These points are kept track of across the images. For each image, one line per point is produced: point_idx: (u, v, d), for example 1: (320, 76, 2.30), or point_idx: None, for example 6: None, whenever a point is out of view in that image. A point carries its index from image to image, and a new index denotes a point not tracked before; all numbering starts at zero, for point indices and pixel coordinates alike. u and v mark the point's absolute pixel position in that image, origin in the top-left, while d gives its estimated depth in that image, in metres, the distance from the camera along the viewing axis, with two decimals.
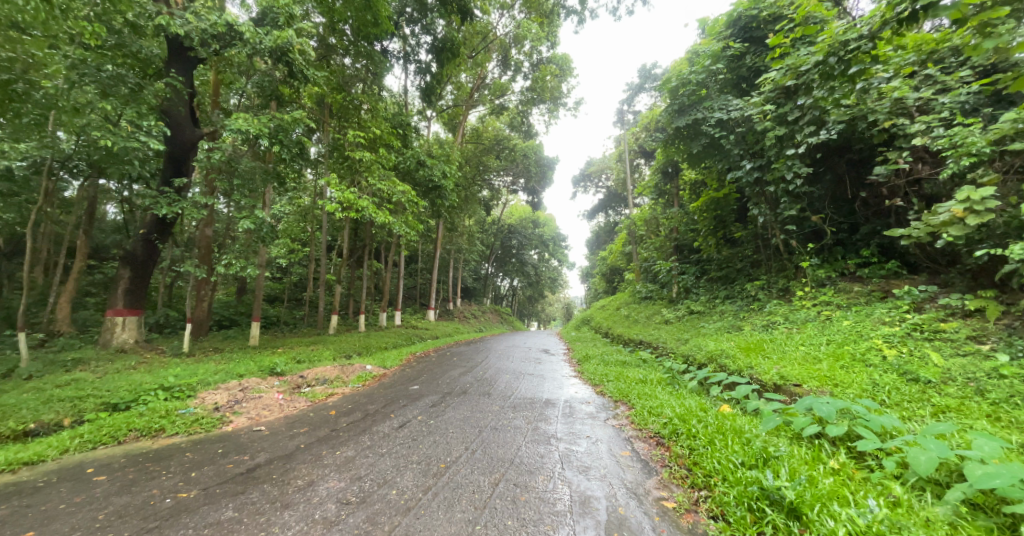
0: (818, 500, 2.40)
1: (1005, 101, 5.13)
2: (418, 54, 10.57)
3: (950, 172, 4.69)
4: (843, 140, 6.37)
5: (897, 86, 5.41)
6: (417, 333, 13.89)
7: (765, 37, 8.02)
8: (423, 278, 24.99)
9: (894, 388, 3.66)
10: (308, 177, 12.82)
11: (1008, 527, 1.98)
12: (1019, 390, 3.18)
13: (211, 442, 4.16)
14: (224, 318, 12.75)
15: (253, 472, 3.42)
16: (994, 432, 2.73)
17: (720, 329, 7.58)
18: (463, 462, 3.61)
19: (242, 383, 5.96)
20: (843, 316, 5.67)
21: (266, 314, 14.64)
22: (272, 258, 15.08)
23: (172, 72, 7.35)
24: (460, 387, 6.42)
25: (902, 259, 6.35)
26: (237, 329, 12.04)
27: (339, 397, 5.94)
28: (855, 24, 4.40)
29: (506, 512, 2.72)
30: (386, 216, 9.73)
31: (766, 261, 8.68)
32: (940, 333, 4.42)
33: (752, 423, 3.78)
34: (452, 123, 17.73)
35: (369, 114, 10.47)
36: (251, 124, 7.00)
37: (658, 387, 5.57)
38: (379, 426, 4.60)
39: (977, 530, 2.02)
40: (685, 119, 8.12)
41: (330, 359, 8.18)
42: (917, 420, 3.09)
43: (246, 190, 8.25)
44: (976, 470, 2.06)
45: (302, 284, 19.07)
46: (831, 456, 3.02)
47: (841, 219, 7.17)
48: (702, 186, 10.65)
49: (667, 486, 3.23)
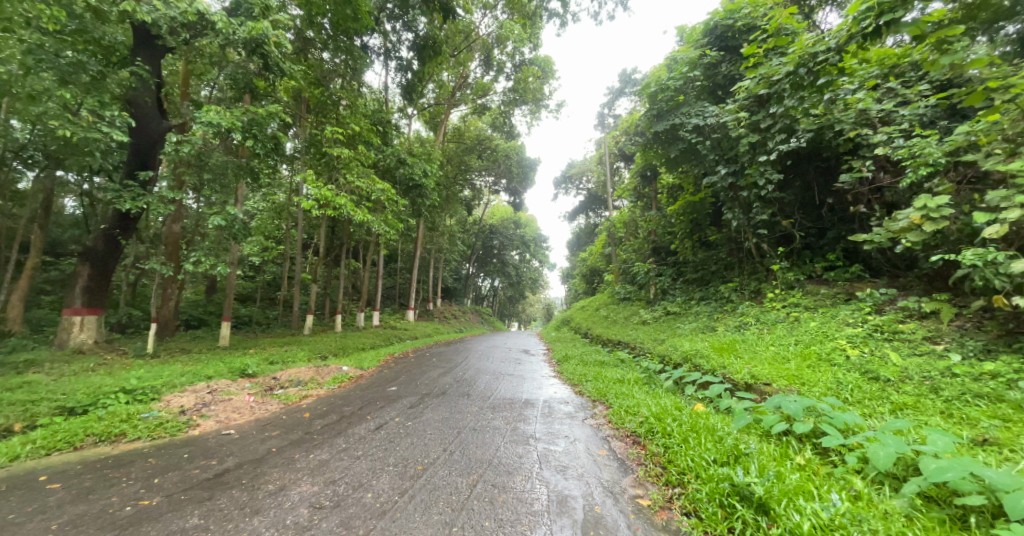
0: (785, 494, 2.49)
1: (958, 115, 5.42)
2: (400, 51, 10.19)
3: (909, 180, 4.95)
4: (813, 147, 6.61)
5: (862, 97, 5.65)
6: (395, 334, 13.71)
7: (740, 46, 8.17)
8: (402, 278, 24.75)
9: (857, 387, 3.83)
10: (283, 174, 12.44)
11: (959, 519, 2.11)
12: (970, 387, 3.37)
13: (175, 447, 3.99)
14: (192, 318, 12.27)
15: (221, 478, 3.31)
16: (946, 428, 2.90)
17: (695, 329, 7.78)
18: (441, 463, 3.59)
19: (210, 385, 5.73)
20: (810, 318, 5.89)
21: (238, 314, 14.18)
22: (245, 256, 14.66)
23: (137, 59, 6.99)
24: (440, 387, 6.41)
25: (865, 263, 6.66)
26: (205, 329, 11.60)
27: (313, 398, 5.81)
28: (824, 37, 4.56)
29: (483, 513, 2.72)
30: (365, 214, 9.52)
31: (739, 264, 8.94)
32: (899, 334, 4.64)
33: (724, 421, 3.90)
34: (435, 121, 17.58)
35: (347, 110, 10.20)
36: (223, 117, 6.72)
37: (635, 387, 5.63)
38: (356, 428, 4.51)
39: (932, 521, 2.14)
40: (664, 124, 8.23)
41: (305, 360, 7.99)
42: (877, 416, 3.26)
43: (216, 186, 7.94)
44: (930, 464, 2.18)
45: (275, 283, 18.50)
46: (797, 452, 3.15)
47: (810, 224, 7.48)
48: (679, 190, 10.88)
49: (642, 484, 3.28)
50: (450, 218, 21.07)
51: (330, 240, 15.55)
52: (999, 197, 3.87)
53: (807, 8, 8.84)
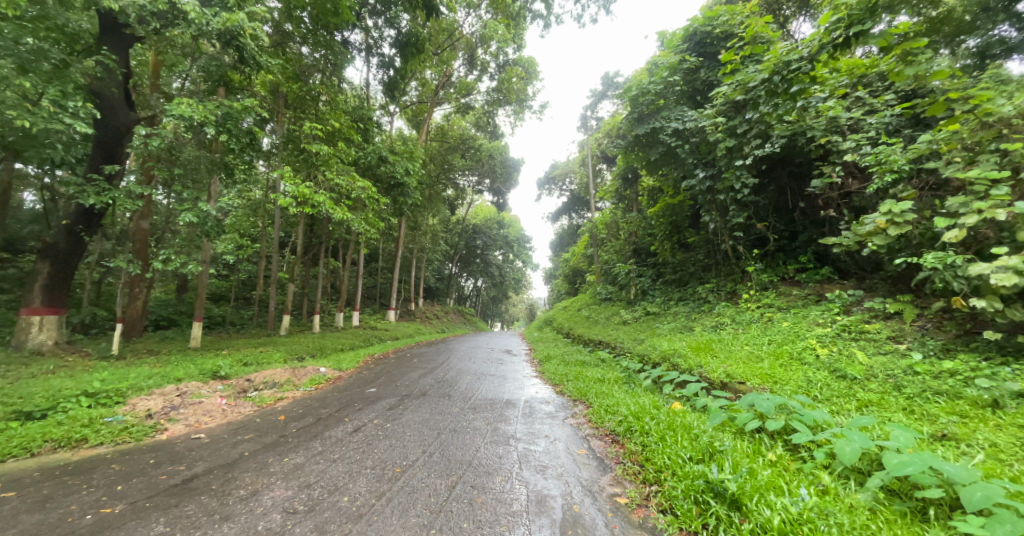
0: (757, 490, 2.55)
1: (921, 124, 5.67)
2: (382, 48, 9.96)
3: (876, 186, 5.15)
4: (786, 153, 6.81)
5: (833, 105, 5.86)
6: (375, 334, 13.52)
7: (718, 53, 8.44)
8: (384, 278, 24.45)
9: (826, 384, 3.97)
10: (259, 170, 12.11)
11: (919, 512, 2.21)
12: (929, 385, 3.54)
13: (142, 452, 3.83)
14: (161, 318, 11.82)
15: (190, 483, 3.20)
16: (908, 424, 3.04)
17: (673, 329, 7.92)
18: (420, 465, 3.55)
19: (180, 387, 5.52)
20: (782, 318, 6.07)
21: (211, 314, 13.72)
22: (219, 254, 14.21)
23: (103, 48, 6.69)
24: (420, 388, 6.34)
25: (835, 265, 6.90)
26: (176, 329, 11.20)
27: (289, 400, 5.68)
28: (797, 46, 4.72)
29: (462, 514, 2.70)
30: (345, 212, 9.35)
31: (716, 265, 9.15)
32: (865, 334, 4.82)
33: (699, 419, 3.98)
34: (417, 120, 17.43)
35: (327, 106, 10.00)
36: (195, 111, 6.48)
37: (615, 387, 5.69)
38: (332, 431, 4.42)
39: (894, 514, 2.24)
40: (644, 127, 8.35)
41: (280, 361, 7.80)
42: (844, 413, 3.39)
43: (187, 181, 7.67)
44: (892, 459, 2.28)
45: (251, 281, 17.98)
46: (769, 449, 3.24)
47: (783, 227, 7.71)
48: (659, 192, 11.06)
49: (620, 482, 3.31)
50: (433, 217, 20.89)
51: (308, 238, 15.23)
52: (958, 203, 4.05)
53: (782, 17, 9.12)
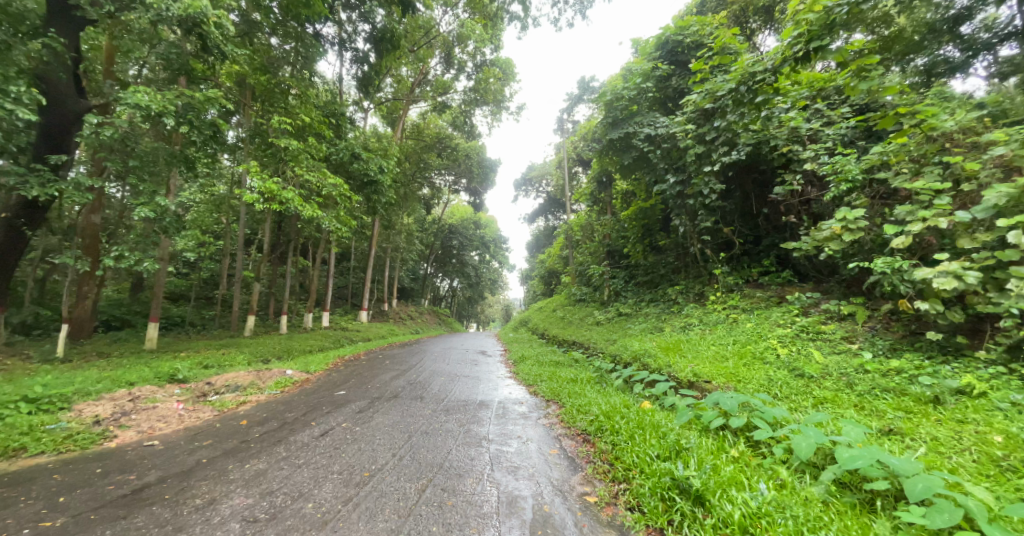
0: (720, 486, 2.64)
1: (874, 137, 6.01)
2: (356, 42, 9.66)
3: (833, 194, 5.41)
4: (752, 160, 7.09)
5: (794, 116, 6.14)
6: (346, 335, 13.18)
7: (689, 62, 8.69)
8: (356, 277, 23.91)
9: (785, 383, 4.14)
10: (224, 164, 11.61)
11: (868, 503, 2.34)
12: (878, 382, 3.75)
13: (89, 461, 3.60)
14: (113, 318, 11.16)
15: (141, 493, 3.02)
16: (859, 419, 3.21)
17: (644, 330, 8.12)
18: (389, 469, 3.48)
19: (133, 391, 5.22)
20: (746, 319, 6.30)
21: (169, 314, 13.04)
22: (180, 252, 13.52)
23: (51, 30, 6.22)
24: (392, 390, 6.22)
25: (795, 269, 7.23)
26: (130, 330, 10.59)
27: (252, 404, 5.47)
28: (762, 58, 4.93)
29: (431, 518, 2.66)
30: (315, 210, 9.09)
31: (685, 268, 9.43)
32: (821, 334, 5.07)
33: (668, 417, 4.09)
34: (393, 117, 17.16)
35: (297, 100, 9.71)
36: (153, 100, 6.15)
37: (587, 387, 5.76)
38: (298, 435, 4.28)
39: (844, 505, 2.36)
40: (618, 132, 8.51)
41: (244, 364, 7.49)
42: (802, 410, 3.55)
43: (144, 173, 7.27)
44: (844, 453, 2.40)
45: (214, 280, 17.20)
46: (732, 445, 3.36)
47: (747, 232, 8.03)
48: (632, 196, 11.29)
49: (590, 481, 3.35)
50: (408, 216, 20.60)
51: (276, 236, 14.70)
52: (905, 211, 4.31)
53: (749, 30, 9.53)
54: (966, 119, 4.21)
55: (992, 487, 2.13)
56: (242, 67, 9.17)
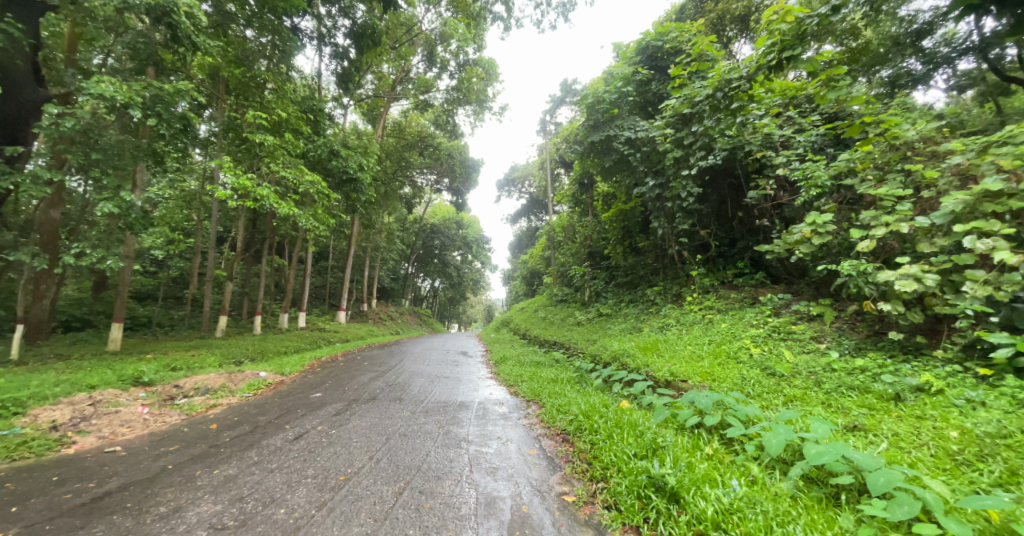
0: (694, 483, 2.70)
1: (842, 144, 6.27)
2: (335, 37, 9.45)
3: (803, 199, 5.60)
4: (727, 165, 7.28)
5: (767, 123, 6.34)
6: (324, 336, 12.91)
7: (668, 67, 8.86)
8: (335, 277, 23.46)
9: (758, 381, 4.27)
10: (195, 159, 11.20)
11: (833, 497, 2.43)
12: (843, 380, 3.91)
13: (43, 469, 3.41)
14: (73, 319, 10.65)
15: (101, 502, 2.88)
16: (826, 416, 3.33)
17: (623, 330, 8.24)
18: (366, 472, 3.42)
19: (94, 395, 4.97)
20: (721, 319, 6.47)
21: (136, 314, 12.51)
22: (147, 249, 12.97)
23: (7, 14, 5.87)
24: (370, 392, 6.12)
25: (768, 270, 7.47)
26: (92, 331, 10.11)
27: (223, 408, 5.29)
28: (738, 66, 5.07)
29: (408, 521, 2.63)
30: (291, 207, 8.88)
31: (663, 269, 9.61)
32: (791, 334, 5.25)
33: (645, 416, 4.15)
34: (373, 115, 16.93)
35: (273, 95, 9.47)
36: (118, 90, 5.91)
37: (567, 386, 5.80)
38: (271, 439, 4.17)
39: (812, 500, 2.44)
40: (599, 134, 8.59)
41: (215, 366, 7.24)
42: (773, 408, 3.66)
43: (109, 167, 6.95)
44: (812, 449, 2.48)
45: (183, 279, 16.53)
46: (707, 443, 3.43)
47: (723, 234, 8.25)
48: (612, 198, 11.44)
49: (568, 480, 3.37)
50: (388, 215, 20.35)
51: (250, 234, 14.29)
52: (870, 217, 4.50)
53: (726, 38, 9.81)
54: (926, 129, 4.43)
55: (947, 480, 2.24)
56: (215, 60, 8.90)
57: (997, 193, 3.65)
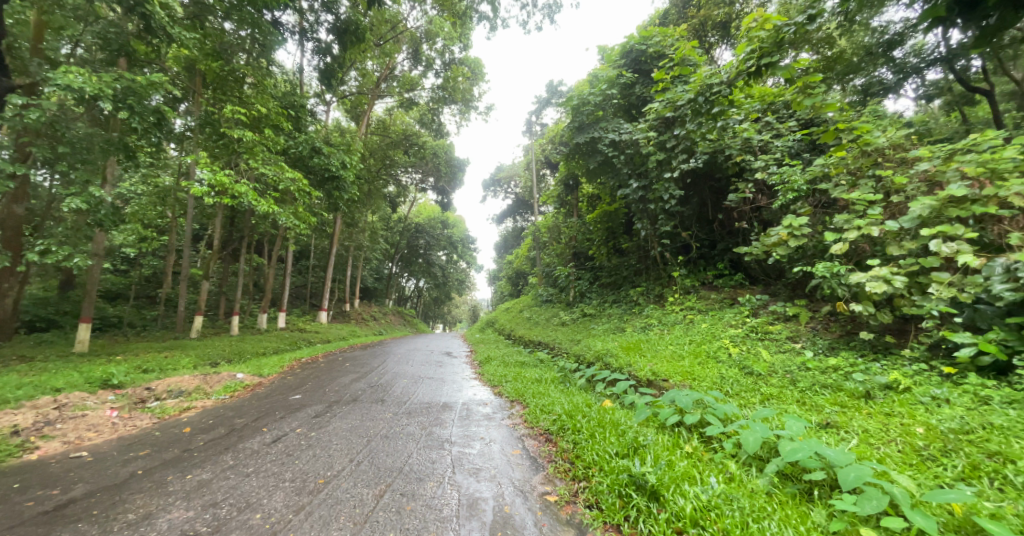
0: (673, 481, 2.74)
1: (817, 150, 6.46)
2: (318, 33, 9.27)
3: (781, 202, 5.75)
4: (708, 168, 7.42)
5: (747, 128, 6.50)
6: (305, 337, 12.67)
7: (651, 71, 8.99)
8: (316, 276, 23.04)
9: (736, 380, 4.36)
10: (169, 153, 10.84)
11: (806, 492, 2.50)
12: (817, 378, 4.02)
13: (2, 476, 3.25)
14: (37, 319, 10.22)
15: (65, 509, 2.77)
16: (801, 414, 3.43)
17: (607, 330, 8.32)
18: (346, 475, 3.37)
19: (59, 398, 4.76)
20: (702, 319, 6.60)
21: (105, 314, 12.04)
22: (118, 247, 12.49)
23: None
24: (352, 393, 6.03)
25: (746, 272, 7.64)
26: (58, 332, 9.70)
27: (197, 411, 5.14)
28: (719, 71, 5.16)
29: (389, 524, 2.60)
30: (271, 205, 8.68)
31: (646, 270, 9.74)
32: (768, 334, 5.38)
33: (627, 415, 4.20)
34: (357, 112, 16.69)
35: (253, 89, 9.25)
36: (87, 82, 5.69)
37: (551, 386, 5.83)
38: (247, 442, 4.07)
39: (786, 495, 2.50)
40: (584, 136, 8.64)
41: (189, 367, 7.02)
42: (750, 406, 3.75)
43: (77, 162, 6.68)
44: (786, 446, 2.54)
45: (156, 278, 15.98)
46: (686, 441, 3.49)
47: (704, 236, 8.41)
48: (597, 199, 11.53)
49: (551, 480, 3.38)
50: (372, 214, 20.07)
51: (228, 232, 13.92)
52: (843, 220, 4.64)
53: (707, 44, 10.01)
54: (896, 136, 4.60)
55: (914, 475, 2.32)
56: (191, 52, 8.64)
57: (961, 198, 3.81)
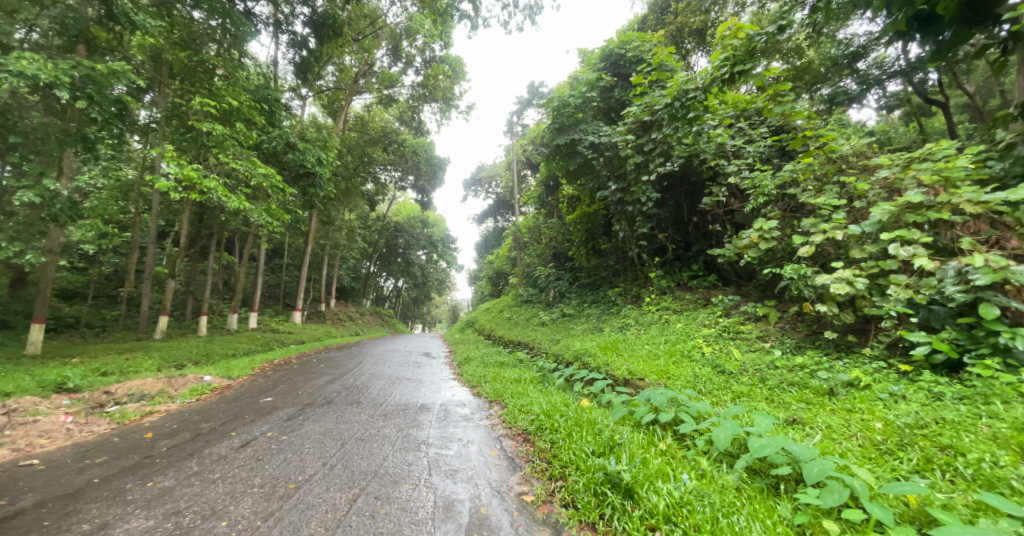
0: (647, 478, 2.78)
1: (786, 156, 6.69)
2: (293, 25, 8.89)
3: (752, 206, 5.92)
4: (684, 172, 7.58)
5: (721, 133, 6.67)
6: (279, 338, 12.31)
7: (630, 75, 9.12)
8: (290, 275, 22.40)
9: (709, 379, 4.48)
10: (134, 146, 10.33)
11: (773, 487, 2.59)
12: (785, 376, 4.17)
13: None
14: None
15: (11, 522, 2.61)
16: (769, 411, 3.54)
17: (585, 330, 8.41)
18: (319, 479, 3.29)
19: (6, 403, 4.48)
20: (677, 319, 6.74)
21: (61, 315, 11.39)
22: (76, 244, 11.84)
23: None
24: (327, 395, 5.90)
25: (719, 274, 7.86)
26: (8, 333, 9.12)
27: (161, 415, 4.93)
28: (695, 77, 5.28)
29: (362, 528, 2.55)
30: (243, 202, 8.42)
31: (624, 271, 9.90)
32: (739, 334, 5.54)
33: (603, 414, 4.25)
34: (334, 107, 16.32)
35: (224, 82, 8.93)
36: (41, 68, 5.38)
37: (530, 386, 5.84)
38: (214, 448, 3.93)
39: (754, 490, 2.58)
40: (565, 137, 8.69)
41: (152, 370, 6.71)
42: (722, 404, 3.85)
43: (30, 153, 6.30)
44: (754, 442, 2.62)
45: (118, 276, 15.21)
46: (660, 439, 3.56)
47: (679, 238, 8.61)
48: (576, 201, 11.62)
49: (528, 480, 3.39)
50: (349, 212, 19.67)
51: (197, 229, 13.38)
52: (810, 224, 4.81)
53: (684, 50, 10.23)
54: (859, 144, 4.82)
55: (872, 468, 2.43)
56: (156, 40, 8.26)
57: (918, 205, 4.01)
